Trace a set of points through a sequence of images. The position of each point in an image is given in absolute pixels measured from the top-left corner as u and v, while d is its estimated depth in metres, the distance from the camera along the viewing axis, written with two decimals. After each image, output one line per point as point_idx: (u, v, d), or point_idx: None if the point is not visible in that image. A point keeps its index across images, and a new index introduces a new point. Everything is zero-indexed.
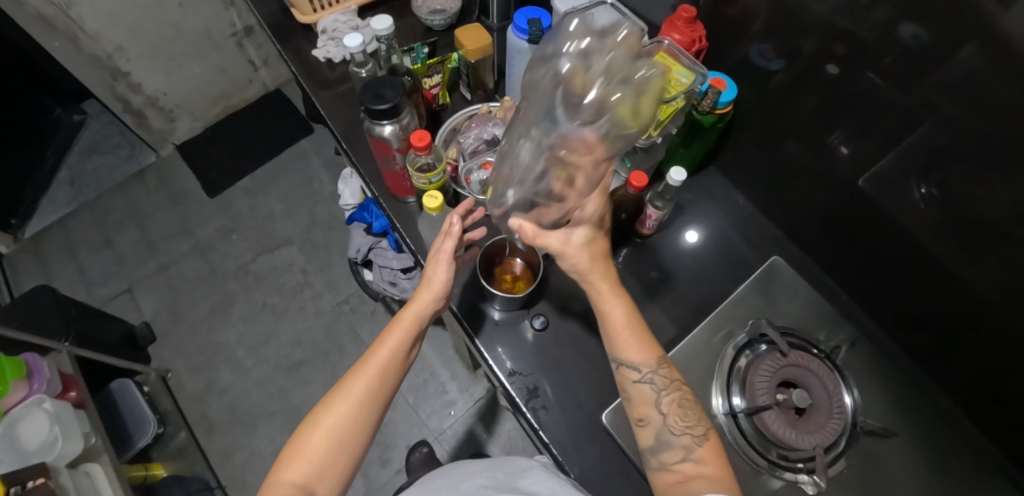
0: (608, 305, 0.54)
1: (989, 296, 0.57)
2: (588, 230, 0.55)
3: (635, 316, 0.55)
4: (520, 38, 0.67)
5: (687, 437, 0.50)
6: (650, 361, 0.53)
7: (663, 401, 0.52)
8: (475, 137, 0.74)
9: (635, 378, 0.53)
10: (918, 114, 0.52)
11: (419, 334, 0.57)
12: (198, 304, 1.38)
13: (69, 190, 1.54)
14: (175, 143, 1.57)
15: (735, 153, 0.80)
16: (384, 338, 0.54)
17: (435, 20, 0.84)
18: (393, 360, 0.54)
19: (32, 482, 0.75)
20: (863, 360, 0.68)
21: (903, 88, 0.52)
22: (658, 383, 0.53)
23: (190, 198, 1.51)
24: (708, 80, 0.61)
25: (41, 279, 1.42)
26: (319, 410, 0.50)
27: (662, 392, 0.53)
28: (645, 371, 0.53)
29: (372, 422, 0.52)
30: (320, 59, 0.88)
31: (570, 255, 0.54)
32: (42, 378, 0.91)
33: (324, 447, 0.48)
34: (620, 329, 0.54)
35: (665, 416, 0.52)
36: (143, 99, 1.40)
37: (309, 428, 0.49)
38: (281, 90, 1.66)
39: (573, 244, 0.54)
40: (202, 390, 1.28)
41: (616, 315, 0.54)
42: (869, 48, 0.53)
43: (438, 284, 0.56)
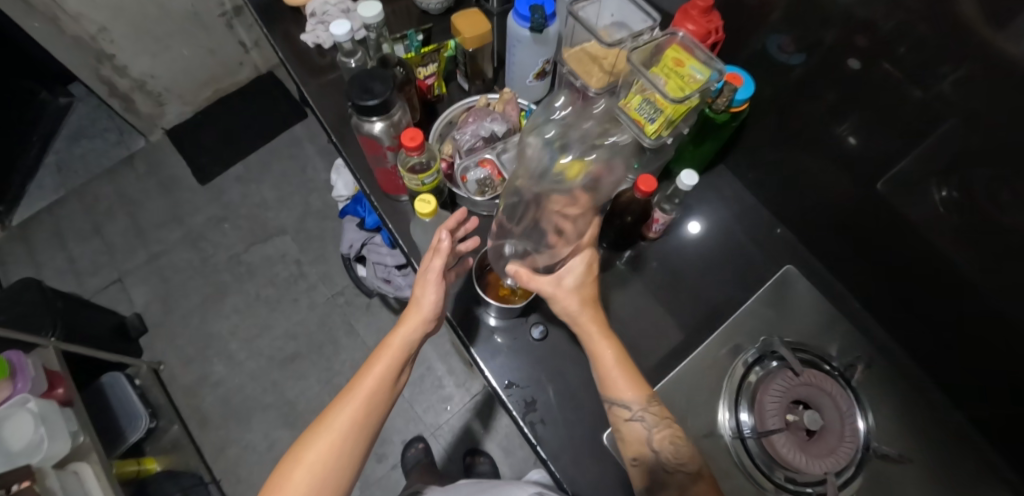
0: (599, 347, 0.53)
1: (1009, 308, 0.53)
2: (578, 272, 0.54)
3: (623, 355, 0.53)
4: (522, 27, 0.62)
5: (680, 474, 0.50)
6: (639, 398, 0.52)
7: (654, 439, 0.51)
8: (471, 134, 0.69)
9: (627, 416, 0.52)
10: (938, 111, 0.48)
11: (407, 359, 0.56)
12: (190, 295, 1.35)
13: (56, 176, 1.50)
14: (165, 128, 1.52)
15: (747, 152, 0.76)
16: (370, 367, 0.53)
17: (430, 5, 0.79)
18: (380, 388, 0.53)
19: (18, 485, 0.74)
20: (879, 380, 0.66)
21: (924, 85, 0.48)
22: (649, 420, 0.51)
23: (180, 186, 1.47)
24: (724, 76, 0.57)
25: (30, 268, 1.39)
26: (302, 445, 0.49)
27: (652, 428, 0.51)
28: (635, 408, 0.52)
29: (358, 454, 0.51)
30: (309, 45, 0.83)
31: (562, 298, 0.53)
32: (26, 377, 0.88)
33: (307, 485, 0.47)
34: (607, 365, 0.52)
35: (658, 453, 0.50)
36: (130, 82, 1.34)
37: (292, 464, 0.48)
38: (273, 73, 1.60)
39: (565, 287, 0.53)
40: (195, 383, 1.26)
41: (605, 354, 0.53)
42: (895, 43, 0.48)
43: (426, 307, 0.55)
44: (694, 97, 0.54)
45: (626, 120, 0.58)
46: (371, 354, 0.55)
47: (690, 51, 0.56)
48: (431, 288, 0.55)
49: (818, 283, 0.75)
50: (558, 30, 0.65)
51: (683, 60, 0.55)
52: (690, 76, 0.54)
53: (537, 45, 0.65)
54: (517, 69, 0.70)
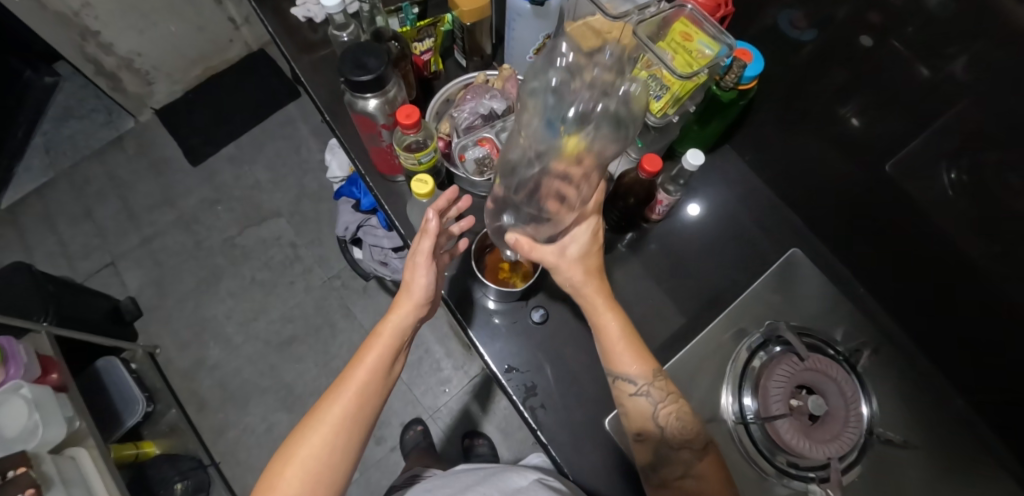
0: (602, 318, 0.52)
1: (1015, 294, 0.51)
2: (583, 242, 0.53)
3: (629, 327, 0.53)
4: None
5: (686, 451, 0.50)
6: (646, 373, 0.51)
7: (660, 413, 0.51)
8: (469, 111, 0.66)
9: (631, 391, 0.51)
10: (947, 91, 0.46)
11: (402, 344, 0.55)
12: (184, 278, 1.33)
13: (44, 158, 1.46)
14: (154, 108, 1.48)
15: (753, 132, 0.74)
16: (361, 356, 0.52)
17: None
18: (373, 378, 0.52)
19: (14, 471, 0.74)
20: (886, 367, 0.65)
21: (931, 64, 0.46)
22: (654, 395, 0.51)
23: (172, 167, 1.44)
24: (734, 52, 0.55)
25: (20, 252, 1.36)
26: (294, 440, 0.48)
27: (658, 403, 0.51)
28: (641, 383, 0.51)
29: (354, 447, 0.50)
30: (300, 19, 0.80)
31: (566, 267, 0.52)
32: (19, 363, 0.87)
33: (300, 480, 0.46)
34: (613, 335, 0.52)
35: (663, 429, 0.50)
36: (116, 60, 1.30)
37: (284, 460, 0.47)
38: (264, 51, 1.55)
39: (568, 257, 0.52)
40: (192, 367, 1.25)
41: (612, 327, 0.52)
42: (903, 18, 0.46)
43: (421, 290, 0.54)
44: (702, 74, 0.54)
45: None
46: (363, 343, 0.53)
47: (698, 24, 0.55)
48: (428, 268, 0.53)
49: (820, 265, 0.74)
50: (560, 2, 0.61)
51: (691, 35, 0.54)
52: (698, 52, 0.54)
53: (537, 18, 0.62)
54: (514, 44, 0.68)
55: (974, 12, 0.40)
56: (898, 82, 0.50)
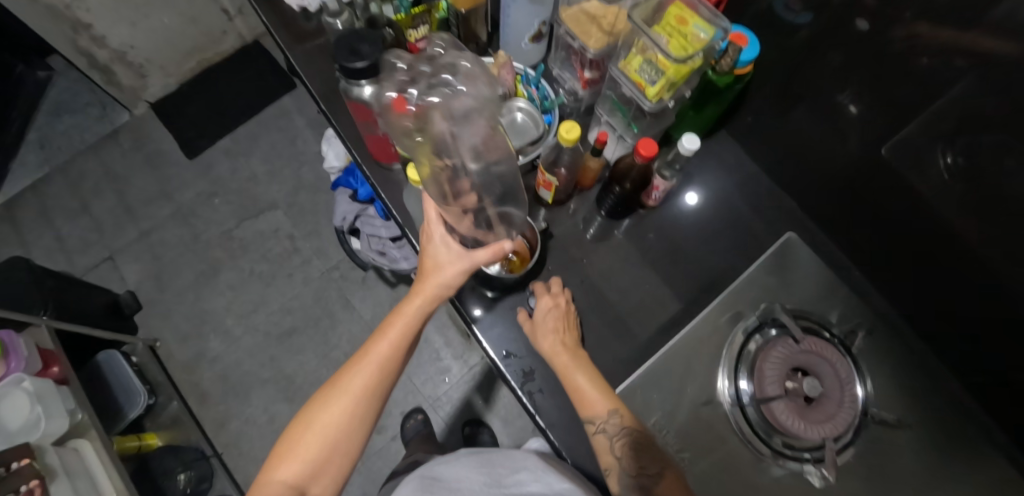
0: (564, 369, 0.57)
1: (1007, 276, 0.52)
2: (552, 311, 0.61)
3: (592, 374, 0.57)
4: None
5: (642, 478, 0.52)
6: (604, 409, 0.54)
7: (616, 447, 0.53)
8: None
9: (591, 429, 0.55)
10: (945, 75, 0.46)
11: (425, 323, 0.57)
12: (183, 272, 1.33)
13: (40, 153, 1.46)
14: (149, 101, 1.48)
15: (751, 118, 0.74)
16: (383, 332, 0.55)
17: None
18: (394, 356, 0.55)
19: (17, 463, 0.75)
20: (882, 347, 0.66)
21: (930, 47, 0.46)
22: (611, 431, 0.54)
23: (168, 160, 1.43)
24: (729, 35, 0.55)
25: (18, 247, 1.36)
26: (314, 407, 0.52)
27: (614, 438, 0.53)
28: (598, 420, 0.54)
29: (371, 418, 0.53)
30: (293, 7, 0.79)
31: (542, 336, 0.59)
32: (20, 357, 0.87)
33: (318, 444, 0.50)
34: (572, 377, 0.56)
35: (620, 460, 0.53)
36: (110, 53, 1.29)
37: (302, 425, 0.51)
38: (259, 42, 1.55)
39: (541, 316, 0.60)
40: (192, 359, 1.25)
41: (572, 375, 0.56)
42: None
43: (447, 284, 0.55)
44: (697, 58, 0.54)
45: (626, 82, 0.58)
46: (385, 318, 0.56)
47: (694, 8, 0.55)
48: (448, 245, 0.56)
49: (817, 250, 0.74)
50: None
51: (687, 19, 0.54)
52: (693, 35, 0.53)
53: (534, 4, 0.62)
54: (508, 29, 0.67)
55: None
56: (898, 66, 0.50)
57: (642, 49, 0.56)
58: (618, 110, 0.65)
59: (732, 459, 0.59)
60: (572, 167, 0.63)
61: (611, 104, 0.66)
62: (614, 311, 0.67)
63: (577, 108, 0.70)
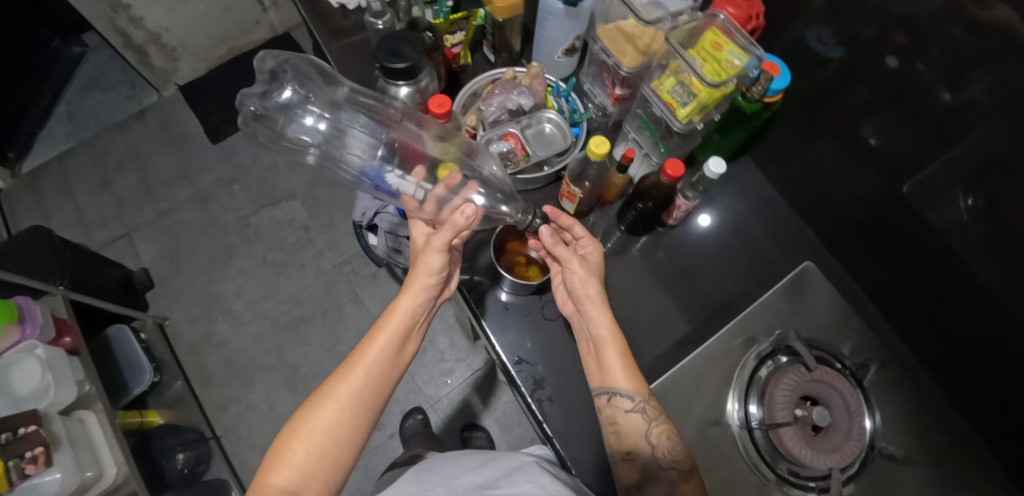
0: (605, 335, 0.56)
1: (1016, 313, 0.52)
2: (592, 262, 0.60)
3: (628, 350, 0.57)
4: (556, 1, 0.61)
5: (672, 471, 0.52)
6: (641, 391, 0.55)
7: (652, 432, 0.54)
8: (497, 105, 0.66)
9: (627, 407, 0.54)
10: (966, 117, 0.47)
11: (411, 328, 0.59)
12: (197, 254, 1.34)
13: (67, 126, 1.49)
14: (178, 84, 1.51)
15: (776, 146, 0.74)
16: (373, 337, 0.56)
17: None
18: (382, 360, 0.56)
19: (24, 429, 0.76)
20: (893, 381, 0.66)
21: (952, 86, 0.47)
22: (648, 413, 0.54)
23: (192, 143, 1.46)
24: (762, 64, 0.55)
25: (38, 217, 1.39)
26: (304, 415, 0.52)
27: (651, 422, 0.54)
28: (636, 400, 0.54)
29: (362, 424, 0.53)
30: (333, 5, 0.81)
31: (582, 283, 0.58)
32: (35, 323, 0.89)
33: (305, 453, 0.50)
34: (611, 352, 0.56)
35: (654, 448, 0.53)
36: (145, 35, 1.34)
37: (290, 432, 0.51)
38: (290, 34, 1.59)
39: (589, 260, 0.60)
40: (199, 341, 1.26)
41: (612, 345, 0.56)
42: (926, 40, 0.47)
43: (428, 269, 0.57)
44: (729, 84, 0.54)
45: (656, 102, 0.58)
46: (376, 322, 0.58)
47: (729, 34, 0.56)
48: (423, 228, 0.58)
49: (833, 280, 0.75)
50: (593, 6, 0.63)
51: (722, 45, 0.55)
52: (727, 62, 0.55)
53: (570, 19, 0.64)
54: (543, 41, 0.69)
55: (988, 39, 0.41)
56: (918, 103, 0.51)
57: (676, 72, 0.57)
58: (646, 128, 0.64)
59: (735, 484, 0.59)
60: (597, 181, 0.64)
61: (640, 122, 0.65)
62: (627, 326, 0.68)
63: (604, 122, 0.71)
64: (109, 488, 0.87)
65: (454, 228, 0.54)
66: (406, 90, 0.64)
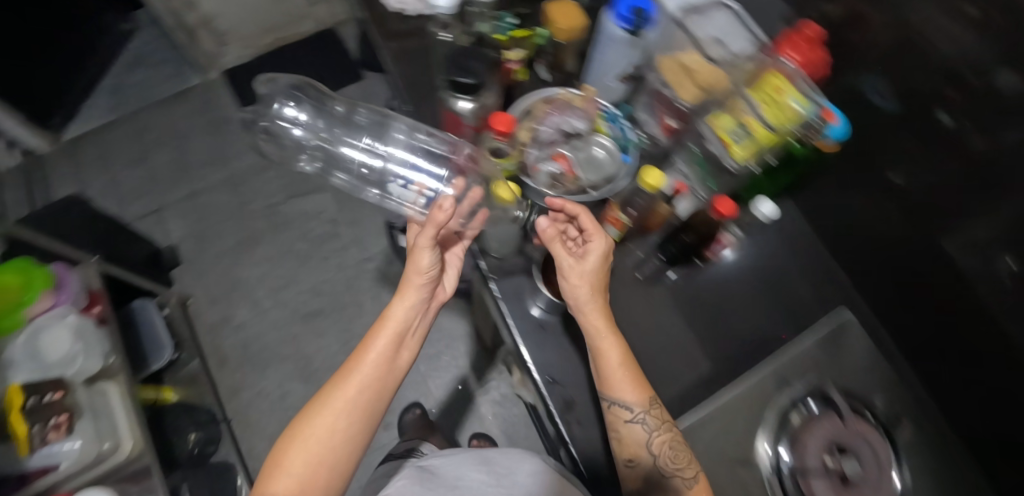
0: (604, 343, 0.56)
1: None
2: (593, 263, 0.57)
3: (629, 356, 0.57)
4: (619, 27, 0.62)
5: (676, 479, 0.55)
6: (642, 401, 0.56)
7: (653, 442, 0.56)
8: (553, 126, 0.68)
9: (627, 418, 0.56)
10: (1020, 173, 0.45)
11: (405, 334, 0.59)
12: (224, 237, 1.36)
13: (111, 99, 1.53)
14: (222, 69, 1.55)
15: (821, 190, 0.74)
16: (370, 345, 0.58)
17: None
18: (378, 368, 0.57)
19: (49, 395, 0.77)
20: (925, 443, 0.62)
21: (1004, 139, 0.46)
22: (649, 423, 0.56)
23: (230, 126, 1.48)
24: (821, 111, 0.56)
25: (75, 184, 1.42)
26: (303, 423, 0.55)
27: (652, 432, 0.56)
28: (636, 411, 0.56)
29: (361, 433, 0.56)
30: (392, 10, 0.83)
31: (576, 288, 0.57)
32: (69, 292, 0.92)
33: (303, 463, 0.53)
34: (611, 361, 0.56)
35: (655, 457, 0.55)
36: (197, 17, 1.39)
37: (291, 441, 0.54)
38: (334, 30, 1.62)
39: (585, 263, 0.57)
40: (218, 323, 1.27)
41: (612, 354, 0.56)
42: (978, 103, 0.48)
43: (418, 269, 0.57)
44: (786, 129, 0.55)
45: (711, 137, 0.59)
46: (371, 330, 0.59)
47: (792, 80, 0.57)
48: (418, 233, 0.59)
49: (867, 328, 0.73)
50: (653, 37, 0.65)
51: (784, 89, 0.56)
52: (787, 107, 0.55)
53: (629, 48, 0.65)
54: (600, 65, 0.70)
55: None
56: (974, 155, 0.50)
57: (734, 110, 0.58)
58: (699, 166, 0.65)
59: None
60: (643, 210, 0.66)
61: (693, 159, 0.66)
62: (657, 354, 0.68)
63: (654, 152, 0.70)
64: (123, 462, 0.85)
65: (428, 219, 0.54)
66: (467, 104, 0.67)
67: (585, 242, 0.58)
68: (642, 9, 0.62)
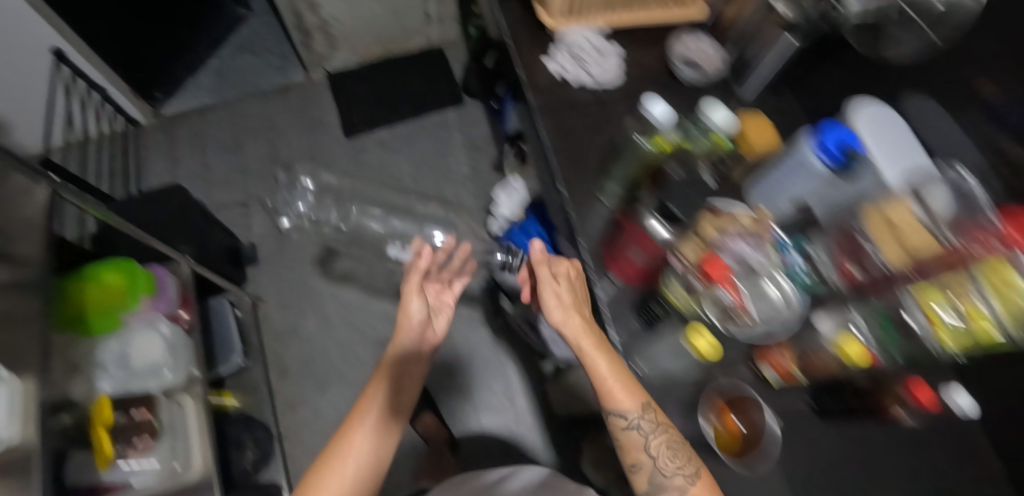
0: (592, 359, 0.59)
1: None
2: (567, 286, 0.66)
3: (618, 365, 0.59)
4: (824, 159, 0.59)
5: (679, 478, 0.54)
6: (636, 406, 0.56)
7: (651, 445, 0.56)
8: (732, 260, 0.60)
9: (624, 424, 0.57)
10: None
11: (392, 382, 0.69)
12: (304, 244, 1.34)
13: (214, 81, 1.54)
14: (327, 71, 1.55)
15: None
16: (365, 395, 0.66)
17: (684, 73, 0.80)
18: (376, 415, 0.64)
19: (136, 412, 0.75)
20: None
21: None
22: (645, 428, 0.56)
23: (325, 130, 1.48)
24: None
25: (167, 160, 1.44)
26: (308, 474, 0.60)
27: (649, 435, 0.56)
28: (632, 417, 0.56)
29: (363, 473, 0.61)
30: (551, 72, 0.81)
31: (553, 311, 0.64)
32: (167, 299, 0.89)
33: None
34: (603, 370, 0.58)
35: (654, 459, 0.56)
36: (316, 20, 1.39)
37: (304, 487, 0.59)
38: (442, 49, 1.60)
39: (559, 293, 0.65)
40: (286, 331, 1.26)
41: (601, 366, 0.58)
42: None
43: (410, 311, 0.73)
44: (988, 332, 0.47)
45: (913, 305, 0.55)
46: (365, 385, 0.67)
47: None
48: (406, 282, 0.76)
49: None
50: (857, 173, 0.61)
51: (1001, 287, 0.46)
52: (998, 309, 0.46)
53: (826, 182, 0.62)
54: (776, 186, 0.68)
55: None
56: None
57: (948, 287, 0.51)
58: (885, 327, 0.58)
59: None
60: (809, 360, 0.62)
61: (877, 318, 0.59)
62: None
63: (837, 295, 0.63)
64: (191, 484, 0.78)
65: (418, 261, 0.75)
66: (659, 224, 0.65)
67: (558, 273, 0.67)
68: (852, 147, 0.59)
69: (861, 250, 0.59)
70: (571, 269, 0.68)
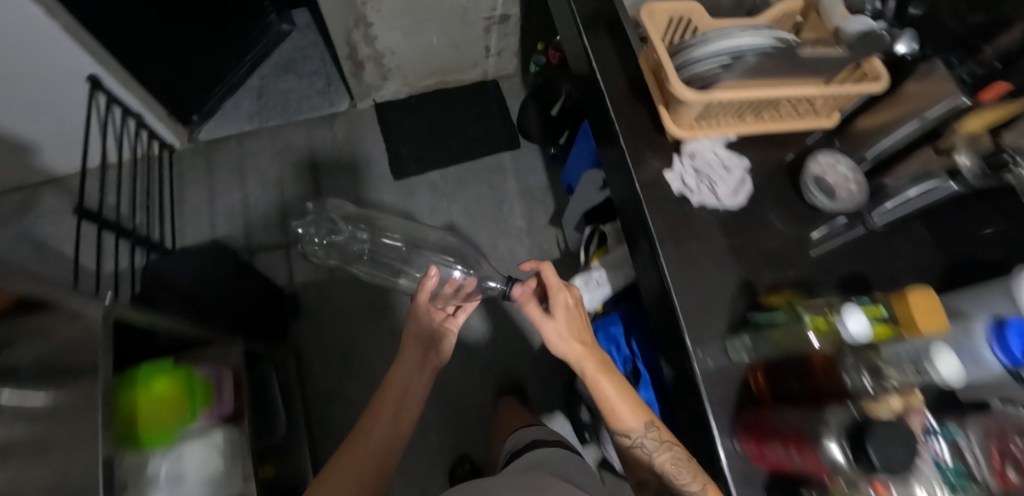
0: (596, 381, 0.68)
1: None
2: (568, 317, 0.73)
3: (621, 387, 0.67)
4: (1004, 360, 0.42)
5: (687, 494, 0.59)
6: (640, 425, 0.65)
7: (656, 460, 0.63)
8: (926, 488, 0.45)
9: (629, 442, 0.66)
10: None
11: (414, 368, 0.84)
12: (349, 298, 1.27)
13: (254, 104, 1.45)
14: (375, 101, 1.44)
15: None
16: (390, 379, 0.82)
17: (819, 198, 0.68)
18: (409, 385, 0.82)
19: None
20: None
21: None
22: (648, 445, 0.64)
23: (372, 168, 1.38)
24: None
25: (204, 192, 1.36)
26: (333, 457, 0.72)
27: (653, 452, 0.64)
28: (635, 436, 0.65)
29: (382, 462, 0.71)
30: (670, 187, 0.72)
31: (562, 344, 0.71)
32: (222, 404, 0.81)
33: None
34: (607, 388, 0.67)
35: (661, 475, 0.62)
36: (370, 52, 1.27)
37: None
38: (497, 82, 1.50)
39: (558, 330, 0.72)
40: (331, 392, 1.19)
41: (604, 386, 0.67)
42: None
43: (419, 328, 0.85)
44: None
45: None
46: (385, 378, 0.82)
47: None
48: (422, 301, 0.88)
49: None
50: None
51: None
52: None
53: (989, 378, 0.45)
54: None
55: None
56: None
57: None
58: None
59: None
60: None
61: None
62: None
63: None
64: None
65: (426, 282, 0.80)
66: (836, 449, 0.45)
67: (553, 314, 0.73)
68: None
69: (1017, 448, 0.43)
70: (569, 305, 0.73)
